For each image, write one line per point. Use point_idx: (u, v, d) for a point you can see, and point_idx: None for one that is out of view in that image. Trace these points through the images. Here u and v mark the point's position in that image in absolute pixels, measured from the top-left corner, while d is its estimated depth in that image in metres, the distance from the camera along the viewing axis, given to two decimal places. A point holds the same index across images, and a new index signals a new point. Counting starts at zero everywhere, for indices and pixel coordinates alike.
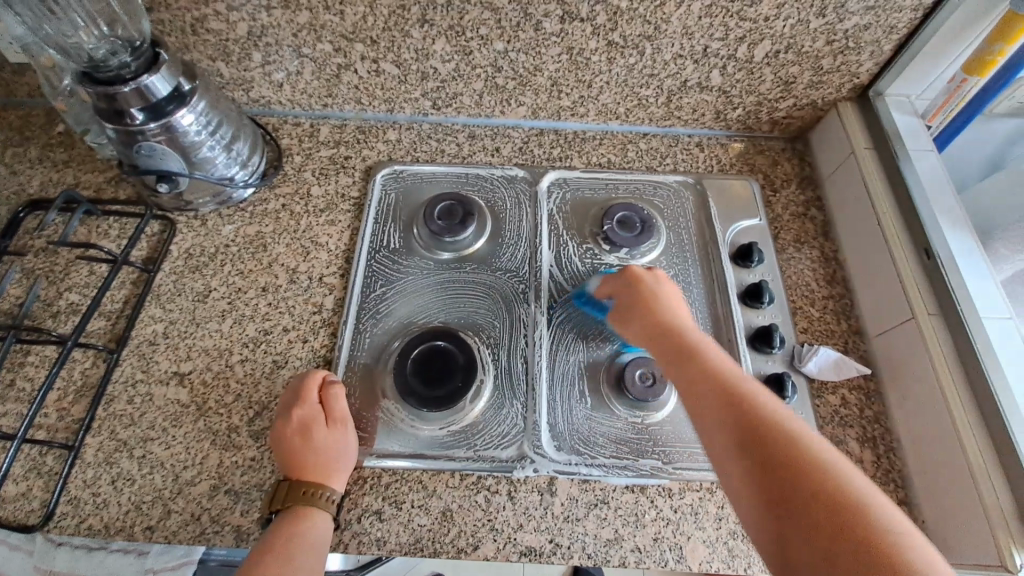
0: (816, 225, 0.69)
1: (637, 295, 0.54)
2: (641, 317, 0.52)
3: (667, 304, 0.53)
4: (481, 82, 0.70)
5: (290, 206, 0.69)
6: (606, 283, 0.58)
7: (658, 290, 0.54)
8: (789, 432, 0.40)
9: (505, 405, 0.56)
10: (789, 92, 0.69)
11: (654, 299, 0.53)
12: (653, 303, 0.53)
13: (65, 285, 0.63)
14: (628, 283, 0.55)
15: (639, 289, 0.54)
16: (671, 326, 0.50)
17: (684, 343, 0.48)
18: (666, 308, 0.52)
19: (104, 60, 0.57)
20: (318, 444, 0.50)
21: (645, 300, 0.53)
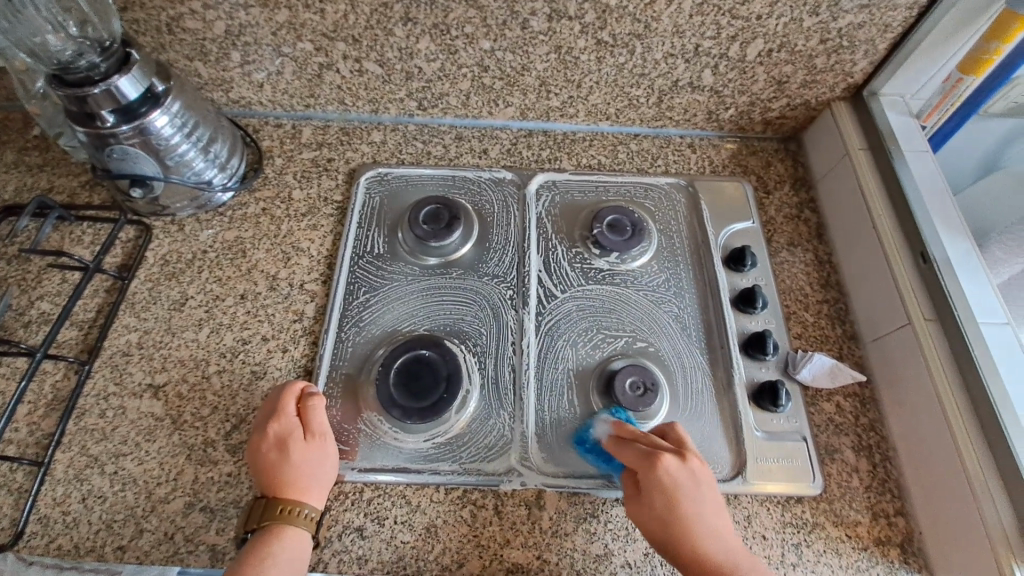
0: (810, 228, 0.67)
1: (658, 494, 0.46)
2: (669, 543, 0.45)
3: (701, 485, 0.46)
4: (467, 82, 0.68)
5: (271, 210, 0.67)
6: (621, 452, 0.49)
7: (683, 477, 0.46)
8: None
9: (491, 415, 0.54)
10: (782, 92, 0.67)
11: (683, 489, 0.46)
12: (671, 511, 0.45)
13: (37, 294, 0.61)
14: (648, 474, 0.46)
15: (661, 478, 0.46)
16: (702, 540, 0.45)
17: (715, 566, 0.44)
18: (694, 504, 0.46)
19: (72, 61, 0.55)
20: (296, 460, 0.48)
21: (674, 495, 0.46)
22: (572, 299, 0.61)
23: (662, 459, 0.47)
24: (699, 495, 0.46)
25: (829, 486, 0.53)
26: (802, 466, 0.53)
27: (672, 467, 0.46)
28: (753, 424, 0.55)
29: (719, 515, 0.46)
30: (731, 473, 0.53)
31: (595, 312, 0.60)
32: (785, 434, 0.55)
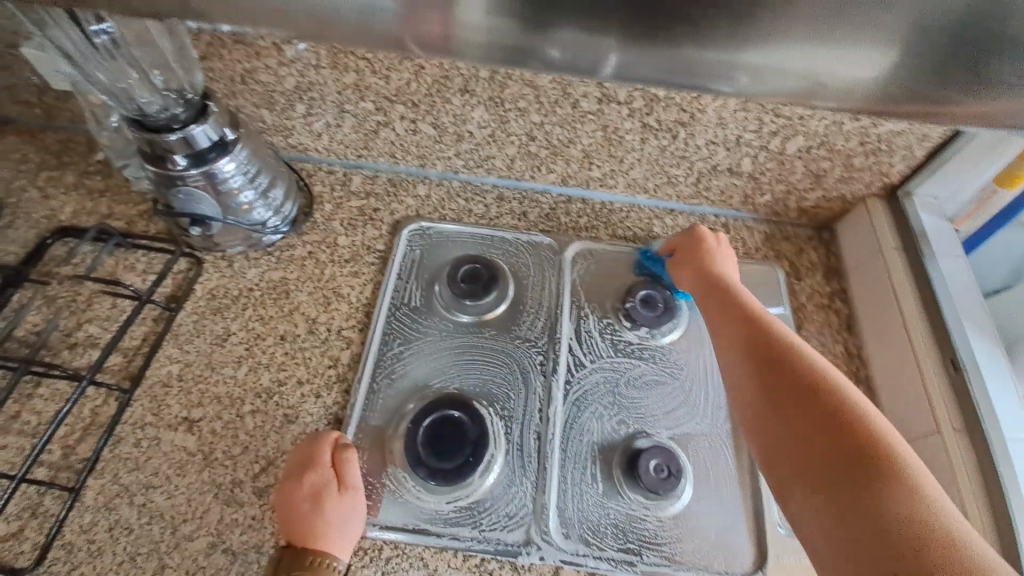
0: (840, 319, 0.68)
1: (694, 261, 0.62)
2: (702, 293, 0.59)
3: (721, 260, 0.62)
4: (514, 148, 0.71)
5: (316, 254, 0.70)
6: (681, 240, 0.65)
7: (724, 258, 0.62)
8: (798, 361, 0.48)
9: (514, 482, 0.55)
10: (818, 185, 0.69)
11: (705, 255, 0.62)
12: (704, 276, 0.60)
13: (86, 316, 0.63)
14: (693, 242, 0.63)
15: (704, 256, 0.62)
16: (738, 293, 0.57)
17: (755, 311, 0.54)
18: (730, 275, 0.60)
19: (154, 106, 0.59)
20: (328, 512, 0.50)
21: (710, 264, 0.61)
22: (601, 370, 0.62)
23: (701, 234, 0.64)
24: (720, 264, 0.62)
25: None
26: None
27: (708, 243, 0.63)
28: (775, 519, 0.55)
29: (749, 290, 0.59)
30: (750, 567, 0.53)
31: (622, 385, 0.61)
32: None
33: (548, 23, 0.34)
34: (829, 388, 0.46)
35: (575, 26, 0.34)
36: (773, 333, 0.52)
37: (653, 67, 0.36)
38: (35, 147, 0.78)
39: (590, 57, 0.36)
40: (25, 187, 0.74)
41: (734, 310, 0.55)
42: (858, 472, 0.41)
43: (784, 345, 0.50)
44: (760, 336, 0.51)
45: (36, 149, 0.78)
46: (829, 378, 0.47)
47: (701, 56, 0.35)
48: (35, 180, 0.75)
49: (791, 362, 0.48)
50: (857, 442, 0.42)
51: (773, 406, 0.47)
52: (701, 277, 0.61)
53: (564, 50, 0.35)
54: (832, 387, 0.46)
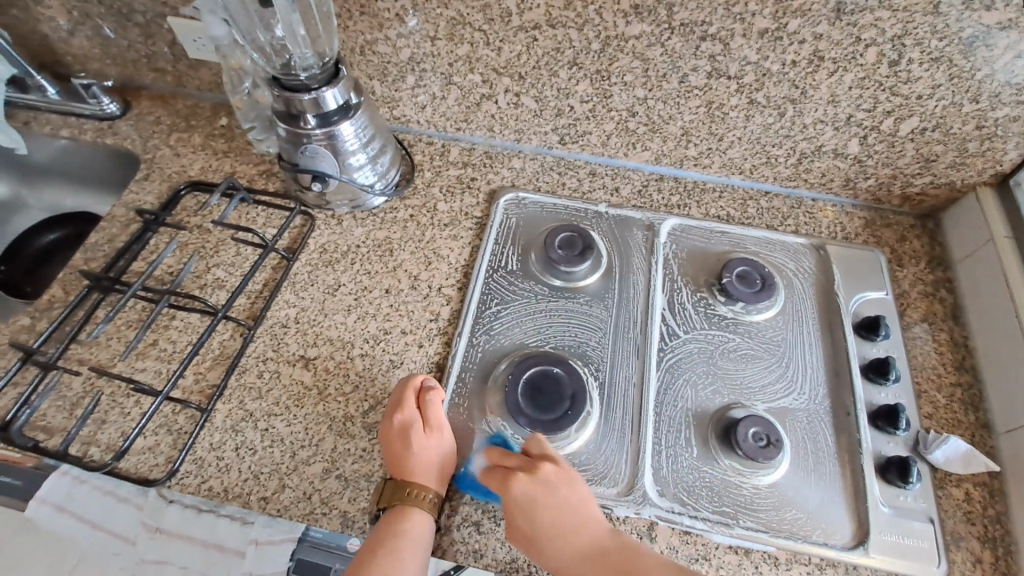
0: (946, 308, 0.66)
1: (539, 527, 0.48)
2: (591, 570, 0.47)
3: (559, 492, 0.49)
4: (612, 124, 0.73)
5: (417, 217, 0.74)
6: (499, 480, 0.51)
7: (521, 486, 0.49)
8: None
9: (609, 439, 0.56)
10: (927, 170, 0.67)
11: (540, 499, 0.49)
12: (562, 529, 0.48)
13: (213, 261, 0.69)
14: (505, 495, 0.50)
15: (514, 497, 0.49)
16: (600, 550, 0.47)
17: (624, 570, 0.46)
18: (552, 503, 0.49)
19: (299, 63, 0.65)
20: (419, 449, 0.52)
21: (531, 522, 0.48)
22: (695, 340, 0.63)
23: (537, 468, 0.50)
24: (566, 505, 0.49)
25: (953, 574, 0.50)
26: (930, 549, 0.51)
27: (547, 479, 0.49)
28: (879, 498, 0.53)
29: (589, 504, 0.50)
30: (852, 542, 0.51)
31: (716, 357, 0.61)
32: (912, 512, 0.53)
33: None
34: None
35: None
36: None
37: None
38: (166, 111, 0.86)
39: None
40: (159, 145, 0.81)
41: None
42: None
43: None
44: None
45: (167, 112, 0.86)
46: None
47: None
48: (167, 140, 0.82)
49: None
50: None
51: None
52: (574, 546, 0.48)
53: None
54: None
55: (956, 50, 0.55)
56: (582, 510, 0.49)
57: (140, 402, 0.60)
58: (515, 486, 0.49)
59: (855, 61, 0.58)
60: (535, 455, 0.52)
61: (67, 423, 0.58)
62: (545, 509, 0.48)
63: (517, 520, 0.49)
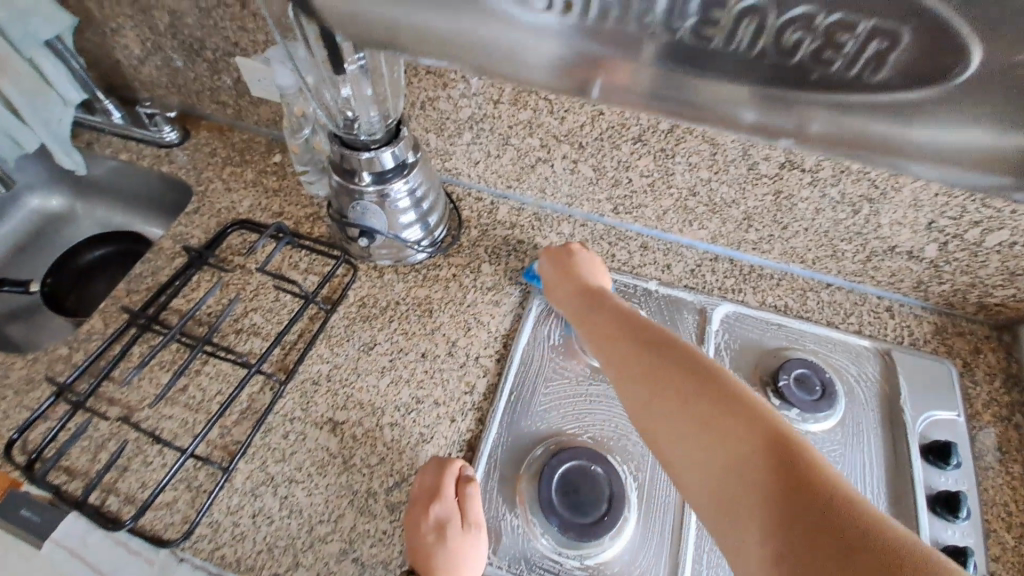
0: (1023, 436, 0.60)
1: (552, 282, 0.63)
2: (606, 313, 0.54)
3: (581, 263, 0.64)
4: (671, 201, 0.70)
5: (460, 277, 0.72)
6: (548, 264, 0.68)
7: (560, 255, 0.65)
8: (647, 337, 0.48)
9: (646, 550, 0.53)
10: (1010, 282, 0.62)
11: (566, 263, 0.64)
12: (571, 280, 0.62)
13: (252, 306, 0.68)
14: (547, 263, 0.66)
15: (550, 262, 0.65)
16: (586, 294, 0.58)
17: (601, 302, 0.56)
18: (575, 270, 0.63)
19: (364, 127, 0.63)
20: (452, 547, 0.50)
21: (556, 275, 0.63)
22: None
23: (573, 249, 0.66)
24: (579, 271, 0.63)
25: None
26: None
27: (577, 255, 0.65)
28: None
29: (597, 279, 0.62)
30: None
31: None
32: None
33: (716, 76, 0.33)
34: (701, 366, 0.44)
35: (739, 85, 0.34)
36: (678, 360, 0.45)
37: (841, 143, 0.35)
38: (223, 143, 0.87)
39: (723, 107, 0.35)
40: (212, 178, 0.82)
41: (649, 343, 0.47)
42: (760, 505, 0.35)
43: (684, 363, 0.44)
44: (608, 334, 0.51)
45: (223, 144, 0.87)
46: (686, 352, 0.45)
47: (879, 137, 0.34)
48: (220, 173, 0.83)
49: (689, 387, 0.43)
50: (776, 449, 0.37)
51: (702, 457, 0.39)
52: (575, 290, 0.60)
53: (752, 115, 0.35)
54: (691, 361, 0.44)
55: None
56: (591, 279, 0.62)
57: (162, 451, 0.58)
58: (556, 254, 0.66)
59: None
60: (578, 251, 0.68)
61: (91, 467, 0.57)
62: (567, 267, 0.63)
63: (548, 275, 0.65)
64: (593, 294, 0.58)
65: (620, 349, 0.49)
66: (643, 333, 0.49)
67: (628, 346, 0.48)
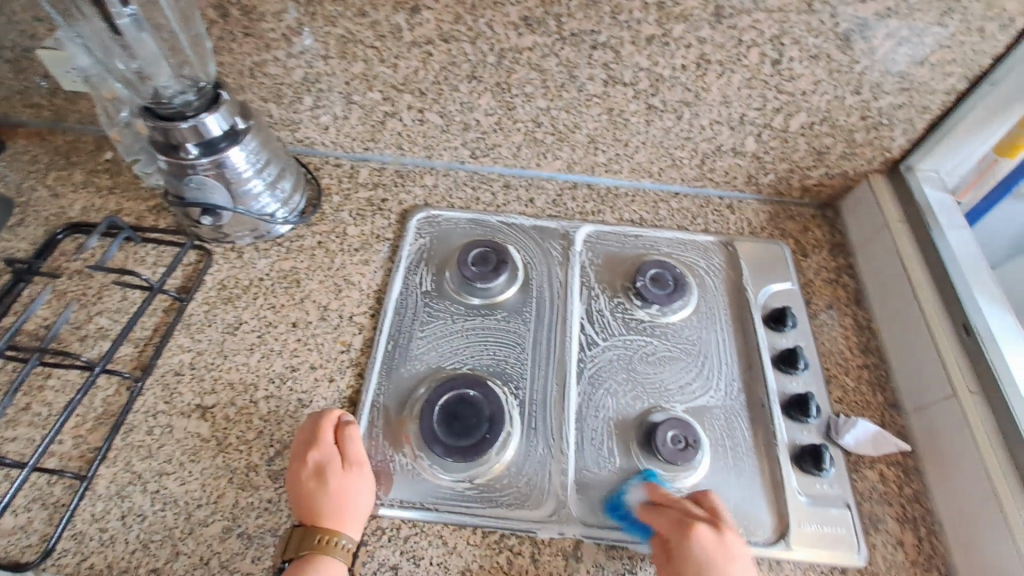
0: (849, 293, 0.69)
1: None
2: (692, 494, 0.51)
3: (736, 560, 0.46)
4: (521, 136, 0.72)
5: (325, 243, 0.70)
6: (655, 517, 0.49)
7: (716, 549, 0.46)
8: None
9: (533, 458, 0.55)
10: (821, 162, 0.70)
11: (714, 561, 0.45)
12: None
13: (96, 309, 0.63)
14: (678, 532, 0.47)
15: (689, 546, 0.46)
16: None
17: None
18: (726, 575, 0.45)
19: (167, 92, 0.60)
20: (333, 489, 0.49)
21: (698, 561, 0.45)
22: (613, 347, 0.63)
23: (721, 526, 0.47)
24: (734, 572, 0.45)
25: (873, 559, 0.52)
26: (847, 535, 0.52)
27: (727, 542, 0.46)
28: (797, 488, 0.54)
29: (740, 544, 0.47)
30: (773, 537, 0.52)
31: (635, 363, 0.62)
32: (828, 499, 0.54)
33: None
34: None
35: None
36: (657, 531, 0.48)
37: None
38: (44, 148, 0.79)
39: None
40: (34, 186, 0.74)
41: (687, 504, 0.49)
42: None
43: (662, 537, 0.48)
44: None
45: (45, 150, 0.79)
46: None
47: None
48: (44, 180, 0.75)
49: None
50: None
51: None
52: None
53: None
54: None
55: (833, 46, 0.57)
56: (737, 559, 0.46)
57: (8, 475, 0.53)
58: (699, 537, 0.46)
59: (740, 62, 0.60)
60: (705, 509, 0.49)
61: None
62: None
63: (672, 557, 0.46)
64: None
65: None
66: None
67: None
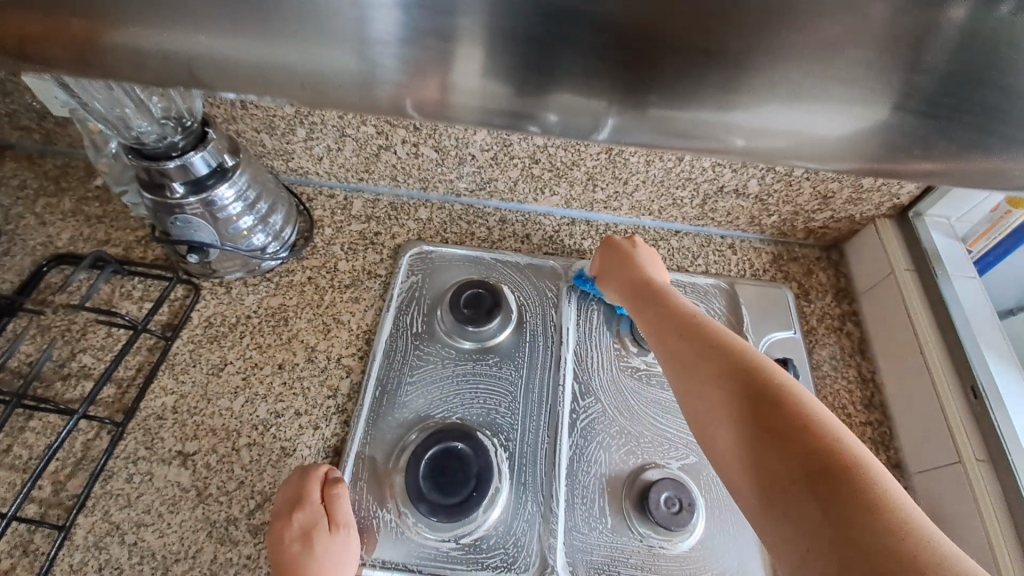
0: (853, 341, 0.67)
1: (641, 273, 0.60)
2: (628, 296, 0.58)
3: (652, 268, 0.61)
4: (517, 171, 0.70)
5: (316, 279, 0.68)
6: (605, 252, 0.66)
7: (637, 257, 0.62)
8: (714, 332, 0.49)
9: (522, 517, 0.54)
10: (826, 206, 0.68)
11: (638, 262, 0.61)
12: (645, 284, 0.58)
13: (80, 346, 0.62)
14: (613, 249, 0.64)
15: (619, 252, 0.63)
16: (673, 300, 0.55)
17: (686, 317, 0.52)
18: (648, 270, 0.60)
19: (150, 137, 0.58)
20: (320, 551, 0.48)
21: (644, 262, 0.62)
22: (608, 396, 0.61)
23: (639, 248, 0.63)
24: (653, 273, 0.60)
25: None
26: None
27: (625, 254, 0.63)
28: None
29: (661, 275, 0.61)
30: None
31: (630, 414, 0.60)
32: None
33: (545, 88, 0.30)
34: (721, 342, 0.48)
35: (563, 92, 0.31)
36: (708, 324, 0.50)
37: (650, 133, 0.33)
38: (34, 173, 0.77)
39: (587, 121, 0.32)
40: (23, 213, 0.73)
41: (651, 302, 0.55)
42: (716, 352, 0.47)
43: (717, 337, 0.48)
44: (689, 327, 0.50)
45: (35, 174, 0.77)
46: (718, 331, 0.49)
47: (694, 120, 0.31)
48: (33, 207, 0.74)
49: (660, 294, 0.56)
50: (716, 344, 0.48)
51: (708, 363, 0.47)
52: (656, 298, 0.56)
53: (561, 115, 0.32)
54: (723, 346, 0.47)
55: None
56: (655, 275, 0.60)
57: None
58: (649, 253, 0.63)
59: None
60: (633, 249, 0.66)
61: None
62: (632, 265, 0.61)
63: (611, 261, 0.63)
64: (672, 304, 0.54)
65: (680, 330, 0.51)
66: (696, 327, 0.50)
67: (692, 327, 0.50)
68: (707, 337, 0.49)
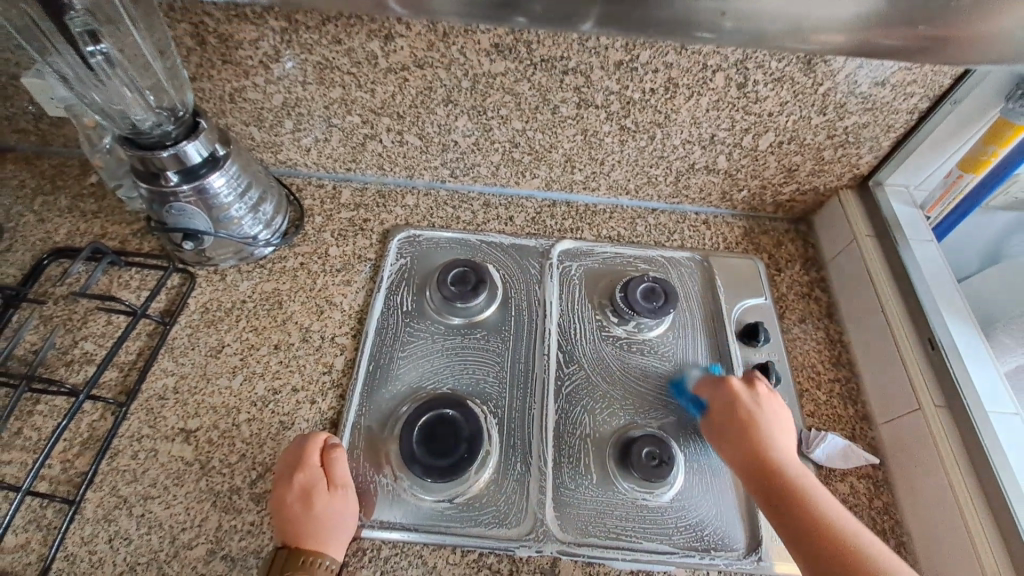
0: (821, 306, 0.70)
1: (753, 429, 0.55)
2: (733, 452, 0.54)
3: (768, 416, 0.56)
4: (498, 156, 0.73)
5: (308, 265, 0.71)
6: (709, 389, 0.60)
7: (749, 398, 0.57)
8: (825, 519, 0.48)
9: (512, 477, 0.56)
10: (792, 178, 0.72)
11: (751, 411, 0.56)
12: (753, 440, 0.54)
13: (81, 334, 0.64)
14: (719, 388, 0.59)
15: (727, 393, 0.58)
16: (787, 474, 0.51)
17: (796, 497, 0.49)
18: (762, 421, 0.55)
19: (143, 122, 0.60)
20: (319, 510, 0.51)
21: (755, 413, 0.56)
22: (591, 363, 0.64)
23: (754, 390, 0.58)
24: (768, 425, 0.55)
25: None
26: None
27: (734, 393, 0.57)
28: None
29: (777, 425, 0.56)
30: (745, 550, 0.55)
31: (613, 379, 0.63)
32: None
33: None
34: (834, 533, 0.47)
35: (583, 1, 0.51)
36: (819, 509, 0.48)
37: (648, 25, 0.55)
38: (31, 173, 0.79)
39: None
40: (22, 212, 0.75)
41: (762, 468, 0.52)
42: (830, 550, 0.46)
43: (829, 527, 0.47)
44: (798, 510, 0.48)
45: (32, 174, 0.79)
46: (831, 518, 0.48)
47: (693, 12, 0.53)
48: (31, 205, 0.76)
49: (770, 455, 0.53)
50: (829, 538, 0.46)
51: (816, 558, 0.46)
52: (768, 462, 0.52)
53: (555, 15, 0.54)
54: (833, 539, 0.46)
55: (796, 69, 0.58)
56: (773, 428, 0.55)
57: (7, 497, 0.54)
58: (766, 394, 0.57)
59: (706, 86, 0.61)
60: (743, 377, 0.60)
61: None
62: (742, 410, 0.56)
63: (715, 405, 0.58)
64: (782, 476, 0.51)
65: (792, 515, 0.48)
66: (806, 507, 0.48)
67: (802, 512, 0.48)
68: (817, 526, 0.47)
